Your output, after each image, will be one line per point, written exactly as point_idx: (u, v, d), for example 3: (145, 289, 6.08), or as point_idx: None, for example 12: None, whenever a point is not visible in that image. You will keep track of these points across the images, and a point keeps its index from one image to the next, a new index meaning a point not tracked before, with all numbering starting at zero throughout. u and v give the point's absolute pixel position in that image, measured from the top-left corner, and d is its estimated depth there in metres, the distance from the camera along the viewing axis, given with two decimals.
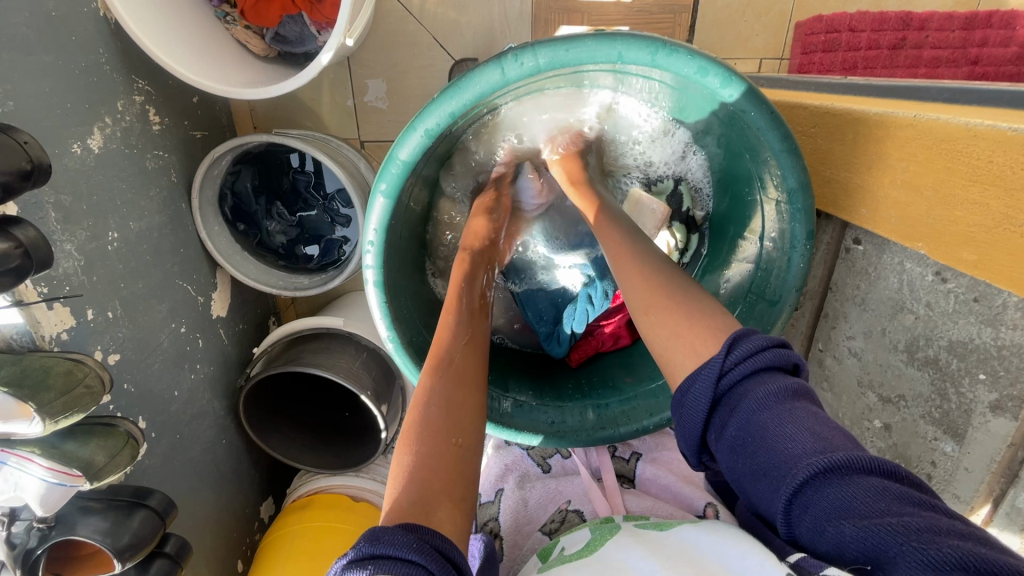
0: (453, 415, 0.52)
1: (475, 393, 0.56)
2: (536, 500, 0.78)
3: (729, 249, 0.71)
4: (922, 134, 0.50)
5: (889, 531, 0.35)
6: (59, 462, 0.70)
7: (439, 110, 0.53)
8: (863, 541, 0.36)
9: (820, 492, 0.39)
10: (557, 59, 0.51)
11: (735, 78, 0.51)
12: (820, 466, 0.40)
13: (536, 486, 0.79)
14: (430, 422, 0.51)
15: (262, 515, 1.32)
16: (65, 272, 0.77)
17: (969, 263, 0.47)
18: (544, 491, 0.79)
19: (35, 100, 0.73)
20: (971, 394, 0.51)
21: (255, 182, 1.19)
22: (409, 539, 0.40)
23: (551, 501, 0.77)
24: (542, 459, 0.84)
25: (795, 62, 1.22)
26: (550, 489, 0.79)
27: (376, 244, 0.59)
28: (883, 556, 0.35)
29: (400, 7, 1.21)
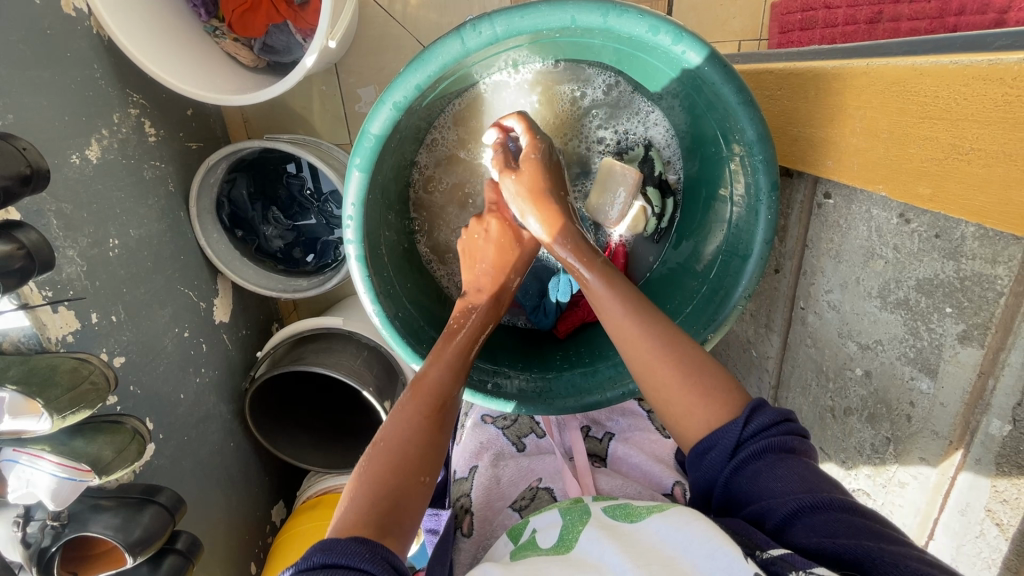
0: (424, 453, 0.56)
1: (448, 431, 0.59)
2: (508, 477, 0.80)
3: (704, 211, 0.72)
4: (875, 80, 0.52)
5: (868, 548, 0.42)
6: (68, 458, 0.73)
7: (406, 83, 0.56)
8: (846, 553, 0.42)
9: (806, 523, 0.46)
10: (513, 26, 0.54)
11: (685, 34, 0.54)
12: (808, 503, 0.47)
13: (510, 464, 0.81)
14: (402, 456, 0.54)
15: (273, 518, 1.34)
16: (68, 276, 0.80)
17: (925, 198, 0.49)
18: (517, 470, 0.81)
19: (33, 113, 0.76)
20: (941, 327, 0.54)
21: (250, 188, 1.23)
22: (361, 552, 0.45)
23: (522, 478, 0.80)
24: (517, 438, 0.85)
25: (775, 41, 1.25)
26: (523, 467, 0.82)
27: (356, 219, 0.62)
28: (868, 563, 0.41)
29: (383, 12, 1.24)
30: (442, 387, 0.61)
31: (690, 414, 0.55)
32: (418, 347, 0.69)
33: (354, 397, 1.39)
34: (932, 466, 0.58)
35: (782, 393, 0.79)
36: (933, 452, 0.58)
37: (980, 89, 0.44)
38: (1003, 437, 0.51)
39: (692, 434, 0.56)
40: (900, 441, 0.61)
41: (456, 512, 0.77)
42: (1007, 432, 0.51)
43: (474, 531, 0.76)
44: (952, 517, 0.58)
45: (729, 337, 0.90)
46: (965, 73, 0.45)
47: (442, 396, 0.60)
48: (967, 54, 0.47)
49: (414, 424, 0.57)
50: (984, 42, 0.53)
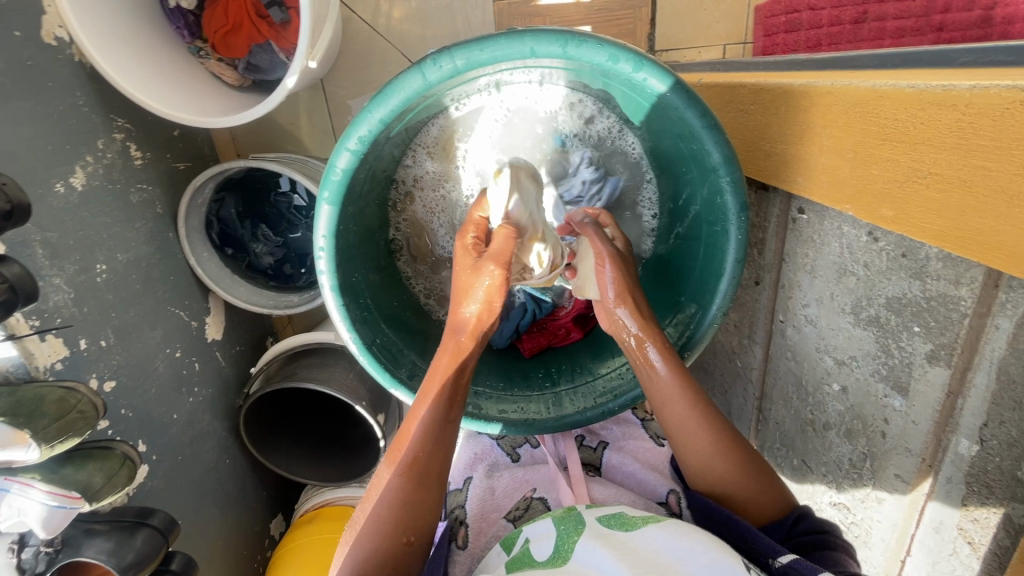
0: (408, 512, 0.57)
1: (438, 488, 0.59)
2: (503, 489, 0.80)
3: (682, 230, 0.72)
4: (839, 100, 0.52)
5: None
6: (58, 486, 0.74)
7: (370, 117, 0.57)
8: None
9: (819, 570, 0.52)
10: (473, 58, 0.54)
11: (646, 61, 0.54)
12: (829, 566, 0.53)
13: (504, 476, 0.81)
14: (387, 518, 0.57)
15: (272, 531, 1.35)
16: (56, 305, 0.81)
17: (888, 220, 0.50)
18: (511, 480, 0.81)
19: (15, 145, 0.77)
20: (910, 346, 0.54)
21: (239, 208, 1.25)
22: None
23: (517, 489, 0.79)
24: (511, 449, 0.86)
25: (760, 44, 1.25)
26: (518, 478, 0.81)
27: (327, 250, 0.62)
28: None
29: (366, 26, 1.25)
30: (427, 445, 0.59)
31: (714, 463, 0.62)
32: (396, 372, 0.70)
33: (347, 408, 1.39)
34: (906, 481, 0.59)
35: (766, 404, 0.80)
36: (907, 469, 0.58)
37: (935, 114, 0.44)
38: (971, 458, 0.52)
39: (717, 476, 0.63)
40: (876, 457, 0.62)
41: (450, 524, 0.75)
42: (975, 452, 0.51)
43: (469, 544, 0.73)
44: (926, 534, 0.58)
45: (715, 348, 0.91)
46: (921, 97, 0.45)
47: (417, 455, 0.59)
48: (930, 75, 0.47)
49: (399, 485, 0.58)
50: (951, 59, 0.53)
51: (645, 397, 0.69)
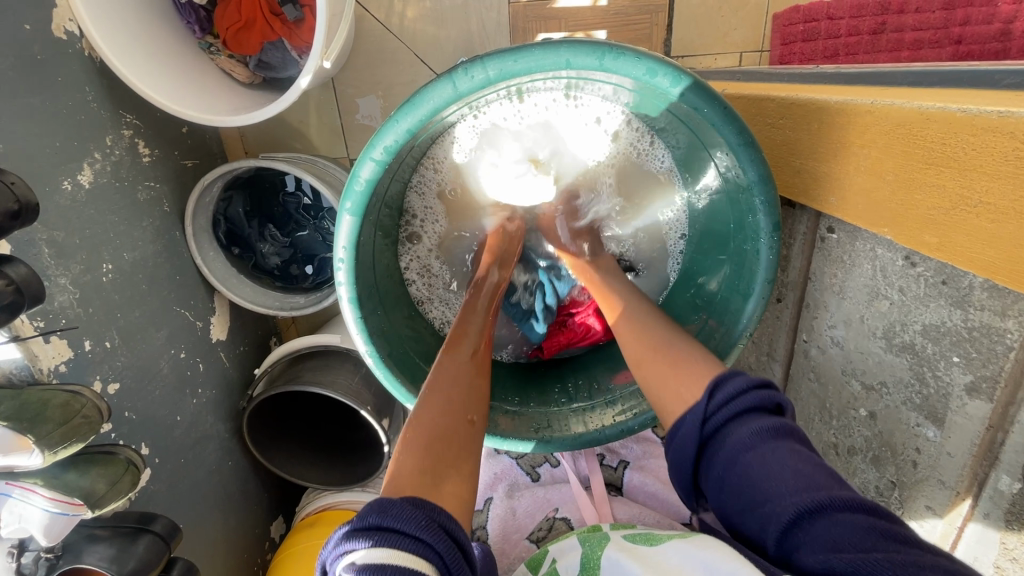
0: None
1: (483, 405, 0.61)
2: (524, 509, 0.79)
3: (710, 246, 0.71)
4: (880, 121, 0.51)
5: (874, 561, 0.38)
6: (61, 492, 0.73)
7: (396, 127, 0.55)
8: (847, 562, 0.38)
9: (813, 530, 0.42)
10: (506, 69, 0.52)
11: (683, 76, 0.53)
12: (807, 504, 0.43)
13: (525, 496, 0.80)
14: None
15: (272, 534, 1.33)
16: (61, 305, 0.79)
17: (931, 246, 0.49)
18: (533, 500, 0.80)
19: (23, 141, 0.75)
20: (948, 376, 0.53)
21: (247, 208, 1.23)
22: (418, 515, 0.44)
23: (539, 509, 0.79)
24: (531, 468, 0.85)
25: (776, 53, 1.23)
26: (539, 498, 0.80)
27: (347, 261, 0.61)
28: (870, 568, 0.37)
29: (379, 26, 1.23)
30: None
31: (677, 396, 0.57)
32: (413, 386, 0.68)
33: (351, 411, 1.37)
34: (938, 515, 0.58)
35: None
36: (939, 501, 0.57)
37: (989, 141, 0.42)
38: (1013, 494, 0.50)
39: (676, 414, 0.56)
40: (906, 487, 0.61)
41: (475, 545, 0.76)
42: (1017, 489, 0.50)
43: (494, 565, 0.74)
44: None
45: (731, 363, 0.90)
46: (972, 123, 0.44)
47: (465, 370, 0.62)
48: (978, 99, 0.46)
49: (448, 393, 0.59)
50: (994, 80, 0.52)
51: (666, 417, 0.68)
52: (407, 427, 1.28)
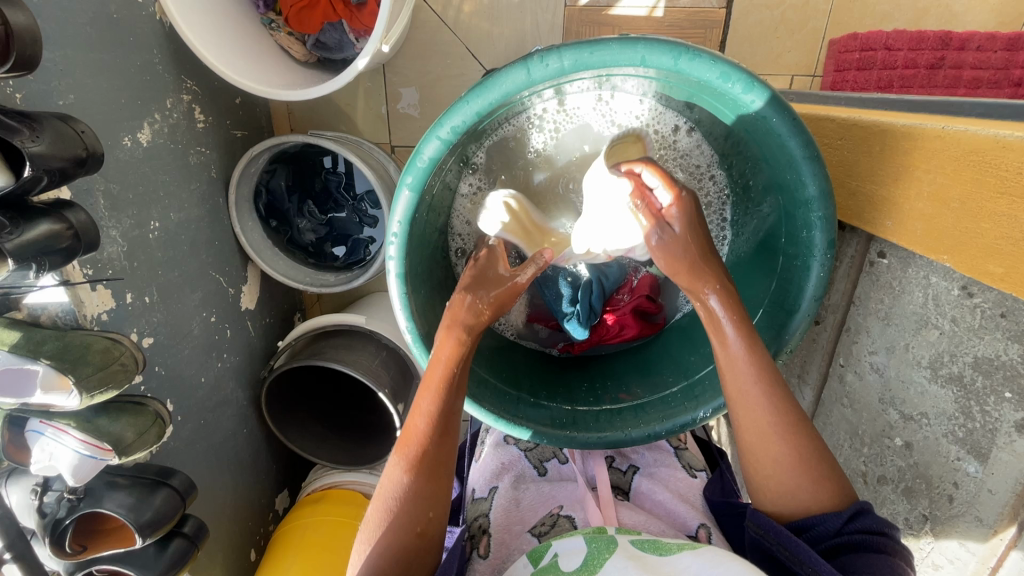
0: (419, 504, 0.59)
1: (447, 469, 0.61)
2: (528, 502, 0.77)
3: (759, 262, 0.71)
4: (952, 147, 0.51)
5: None
6: (91, 436, 0.75)
7: (467, 107, 0.56)
8: None
9: None
10: (581, 60, 0.53)
11: (757, 83, 0.53)
12: None
13: (530, 489, 0.79)
14: (399, 516, 0.58)
15: (277, 506, 1.35)
16: (109, 256, 0.81)
17: (996, 276, 0.48)
18: (537, 494, 0.79)
19: (92, 95, 0.78)
20: (997, 412, 0.53)
21: (288, 181, 1.24)
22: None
23: (542, 504, 0.77)
24: (539, 462, 0.84)
25: (828, 79, 1.20)
26: (544, 493, 0.79)
27: (399, 236, 0.62)
28: None
29: (435, 16, 1.25)
30: (429, 438, 0.61)
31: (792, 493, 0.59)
32: None
33: (368, 393, 1.39)
34: (972, 552, 0.58)
35: None
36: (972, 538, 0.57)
37: None
38: None
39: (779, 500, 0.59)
40: (938, 521, 0.61)
41: (473, 532, 0.73)
42: None
43: (491, 553, 0.71)
44: None
45: None
46: None
47: (425, 442, 0.61)
48: None
49: (408, 480, 0.59)
50: None
51: (695, 425, 0.68)
52: None
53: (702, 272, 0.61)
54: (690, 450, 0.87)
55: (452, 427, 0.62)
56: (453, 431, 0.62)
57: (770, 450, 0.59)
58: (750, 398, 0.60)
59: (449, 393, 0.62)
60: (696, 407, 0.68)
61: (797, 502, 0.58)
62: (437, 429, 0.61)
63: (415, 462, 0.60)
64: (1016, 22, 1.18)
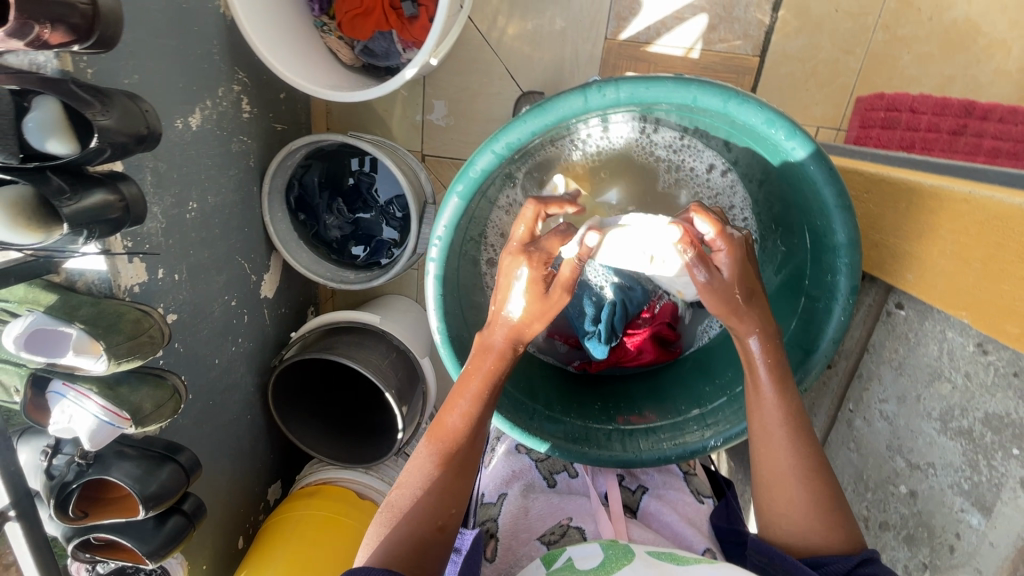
0: (441, 499, 0.61)
1: (472, 471, 0.63)
2: (537, 511, 0.77)
3: (779, 303, 0.74)
4: (976, 209, 0.54)
5: None
6: (112, 403, 0.76)
7: (523, 126, 0.59)
8: None
9: None
10: (637, 94, 0.56)
11: (799, 133, 0.56)
12: None
13: (539, 499, 0.79)
14: (422, 507, 0.60)
15: (269, 496, 1.35)
16: (149, 231, 0.84)
17: (1012, 336, 0.51)
18: (547, 505, 0.78)
19: (154, 77, 0.82)
20: (1003, 468, 0.56)
21: (320, 178, 1.28)
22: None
23: (551, 514, 0.77)
24: (549, 473, 0.84)
25: (852, 134, 1.23)
26: (553, 504, 0.79)
27: (442, 240, 0.65)
28: None
29: (479, 35, 1.30)
30: (461, 437, 0.63)
31: (800, 514, 0.60)
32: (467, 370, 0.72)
33: (373, 392, 1.41)
34: None
35: None
36: None
37: None
38: None
39: (777, 515, 0.61)
40: (938, 570, 0.63)
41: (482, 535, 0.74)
42: None
43: (497, 557, 0.72)
44: None
45: None
46: None
47: (457, 438, 0.63)
48: None
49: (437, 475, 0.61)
50: None
51: (705, 453, 0.70)
52: (421, 418, 1.31)
53: (742, 314, 0.61)
54: (700, 476, 0.88)
55: (482, 433, 0.64)
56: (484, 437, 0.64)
57: (779, 462, 0.61)
58: (772, 436, 0.61)
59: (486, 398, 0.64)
60: (709, 433, 0.71)
61: (798, 518, 0.59)
62: (470, 433, 0.63)
63: (445, 458, 0.62)
64: None
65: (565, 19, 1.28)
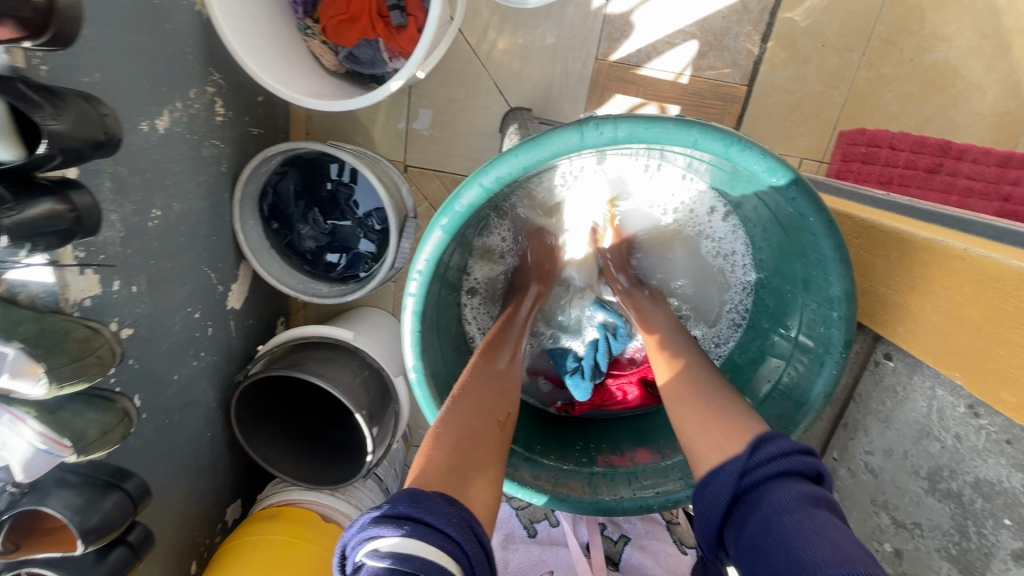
0: (487, 408, 0.64)
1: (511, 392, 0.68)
2: (518, 564, 0.84)
3: (772, 342, 0.75)
4: (971, 268, 0.57)
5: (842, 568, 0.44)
6: (52, 429, 0.69)
7: (513, 159, 0.56)
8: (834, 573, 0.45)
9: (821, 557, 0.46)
10: (636, 134, 0.55)
11: (800, 182, 0.55)
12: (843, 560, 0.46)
13: (520, 551, 0.86)
14: (471, 412, 0.62)
15: (228, 517, 1.28)
16: (104, 240, 0.78)
17: (1009, 404, 0.54)
18: (529, 556, 0.85)
19: (118, 75, 0.76)
20: (994, 537, 0.59)
21: (297, 186, 1.23)
22: (449, 514, 0.51)
23: (533, 567, 0.84)
24: (530, 523, 0.90)
25: (834, 167, 1.25)
26: (535, 556, 0.85)
27: (424, 273, 0.63)
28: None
29: (468, 48, 1.27)
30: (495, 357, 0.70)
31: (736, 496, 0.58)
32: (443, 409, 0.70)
33: (343, 410, 1.35)
34: None
35: None
36: None
37: None
38: None
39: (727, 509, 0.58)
40: None
41: None
42: None
43: None
44: None
45: None
46: None
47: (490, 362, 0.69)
48: None
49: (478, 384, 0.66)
50: None
51: (687, 502, 0.67)
52: (392, 440, 1.25)
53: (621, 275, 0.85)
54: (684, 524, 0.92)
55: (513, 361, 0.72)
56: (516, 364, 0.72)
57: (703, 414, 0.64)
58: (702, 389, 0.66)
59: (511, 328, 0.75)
60: (692, 485, 0.68)
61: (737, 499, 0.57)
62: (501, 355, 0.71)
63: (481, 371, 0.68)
64: (1011, 140, 1.24)
65: (555, 36, 1.26)
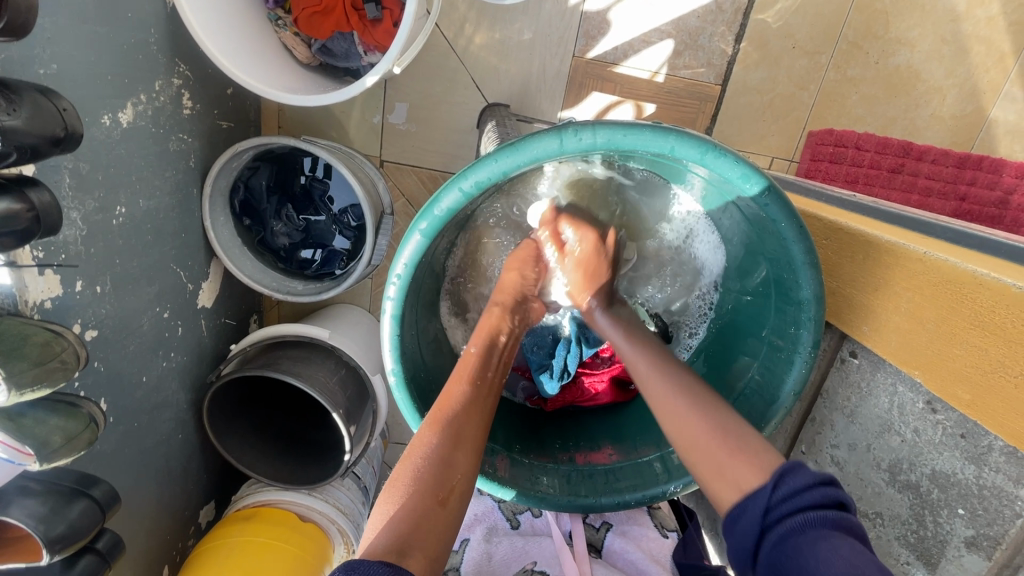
0: (443, 469, 0.59)
1: (473, 451, 0.62)
2: (501, 556, 0.85)
3: (742, 342, 0.77)
4: (929, 271, 0.61)
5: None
6: (13, 437, 0.66)
7: (492, 165, 0.56)
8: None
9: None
10: (614, 140, 0.55)
11: (772, 190, 0.57)
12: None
13: (503, 542, 0.86)
14: (423, 474, 0.58)
15: (201, 519, 1.25)
16: (65, 240, 0.75)
17: (963, 401, 0.57)
18: (512, 548, 0.86)
19: (77, 66, 0.72)
20: (949, 526, 0.63)
21: (269, 181, 1.20)
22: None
23: (517, 559, 0.85)
24: (512, 515, 0.91)
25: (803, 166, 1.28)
26: (518, 547, 0.86)
27: (402, 278, 0.62)
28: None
29: (445, 42, 1.25)
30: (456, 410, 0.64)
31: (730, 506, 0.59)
32: (423, 411, 0.70)
33: (320, 409, 1.34)
34: None
35: None
36: None
37: None
38: None
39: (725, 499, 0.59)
40: None
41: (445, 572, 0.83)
42: None
43: None
44: None
45: None
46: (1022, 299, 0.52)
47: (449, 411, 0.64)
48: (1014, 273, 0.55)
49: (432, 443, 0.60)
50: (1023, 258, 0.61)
51: (664, 498, 0.69)
52: (370, 437, 1.23)
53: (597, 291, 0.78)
54: (663, 510, 0.95)
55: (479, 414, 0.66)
56: (482, 417, 0.66)
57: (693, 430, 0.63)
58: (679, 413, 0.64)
59: (483, 375, 0.69)
60: (674, 477, 0.70)
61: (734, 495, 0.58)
62: (467, 408, 0.64)
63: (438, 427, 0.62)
64: (967, 141, 1.30)
65: (533, 31, 1.25)
